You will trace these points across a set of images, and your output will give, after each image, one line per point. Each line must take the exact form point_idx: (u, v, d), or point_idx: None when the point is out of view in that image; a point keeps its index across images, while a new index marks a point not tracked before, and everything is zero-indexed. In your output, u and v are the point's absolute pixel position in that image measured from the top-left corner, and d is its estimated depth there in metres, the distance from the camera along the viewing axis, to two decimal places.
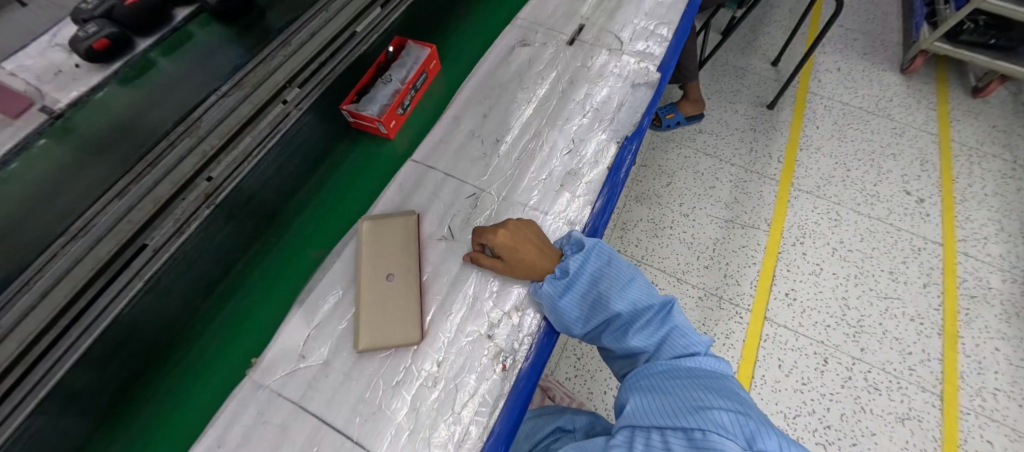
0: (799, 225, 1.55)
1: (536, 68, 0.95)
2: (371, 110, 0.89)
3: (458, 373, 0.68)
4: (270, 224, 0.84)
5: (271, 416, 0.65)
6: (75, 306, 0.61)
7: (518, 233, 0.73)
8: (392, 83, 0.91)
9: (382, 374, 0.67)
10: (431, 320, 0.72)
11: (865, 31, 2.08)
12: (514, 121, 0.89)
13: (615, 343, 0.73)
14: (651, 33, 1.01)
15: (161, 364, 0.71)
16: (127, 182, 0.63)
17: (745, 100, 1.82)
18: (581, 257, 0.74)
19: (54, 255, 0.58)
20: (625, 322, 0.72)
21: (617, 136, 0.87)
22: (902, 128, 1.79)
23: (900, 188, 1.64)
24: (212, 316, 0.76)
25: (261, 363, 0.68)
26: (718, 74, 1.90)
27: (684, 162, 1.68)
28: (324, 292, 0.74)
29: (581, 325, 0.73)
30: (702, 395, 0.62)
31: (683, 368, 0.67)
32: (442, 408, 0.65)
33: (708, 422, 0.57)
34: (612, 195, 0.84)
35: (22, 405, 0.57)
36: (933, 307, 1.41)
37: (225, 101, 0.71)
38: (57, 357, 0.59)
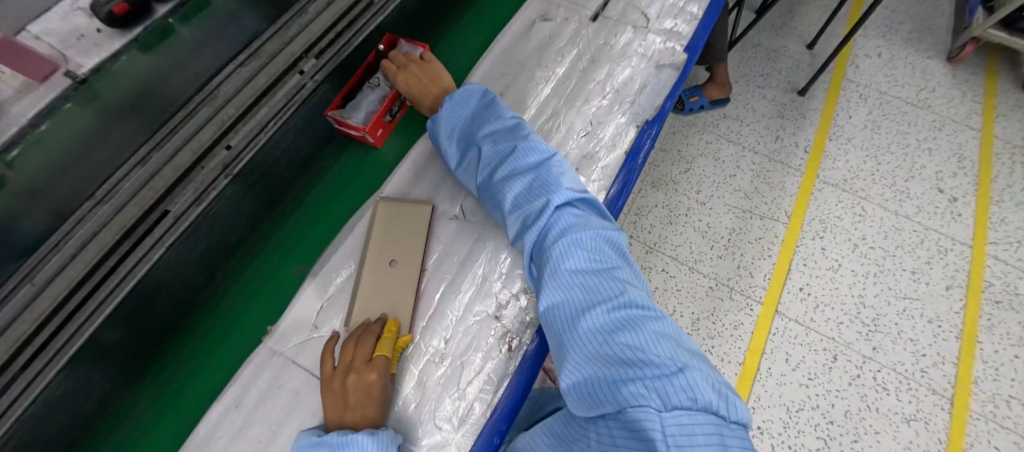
0: (821, 219, 1.51)
1: (557, 45, 0.92)
2: (356, 118, 0.87)
3: (465, 351, 0.69)
4: (286, 199, 0.86)
5: (286, 381, 0.68)
6: (93, 276, 0.59)
7: (417, 77, 0.82)
8: (379, 88, 0.89)
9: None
10: (441, 299, 0.73)
11: (912, 14, 1.95)
12: (531, 101, 0.87)
13: (489, 186, 0.76)
14: (679, 11, 0.96)
15: (181, 333, 0.77)
16: (147, 152, 0.62)
17: (776, 85, 1.75)
18: (457, 106, 0.79)
19: (80, 219, 0.58)
20: (495, 166, 0.76)
21: (637, 120, 0.85)
22: (942, 122, 1.70)
23: (934, 184, 1.58)
24: (229, 286, 0.81)
25: (277, 330, 0.71)
26: (750, 55, 1.82)
27: (705, 148, 1.63)
28: (338, 266, 0.76)
29: (457, 160, 0.79)
30: (619, 346, 0.57)
31: (579, 277, 0.65)
32: (448, 384, 0.67)
33: (632, 391, 0.50)
34: (628, 181, 0.82)
35: (41, 375, 0.57)
36: (955, 310, 1.37)
37: (242, 71, 0.68)
38: (75, 326, 0.59)
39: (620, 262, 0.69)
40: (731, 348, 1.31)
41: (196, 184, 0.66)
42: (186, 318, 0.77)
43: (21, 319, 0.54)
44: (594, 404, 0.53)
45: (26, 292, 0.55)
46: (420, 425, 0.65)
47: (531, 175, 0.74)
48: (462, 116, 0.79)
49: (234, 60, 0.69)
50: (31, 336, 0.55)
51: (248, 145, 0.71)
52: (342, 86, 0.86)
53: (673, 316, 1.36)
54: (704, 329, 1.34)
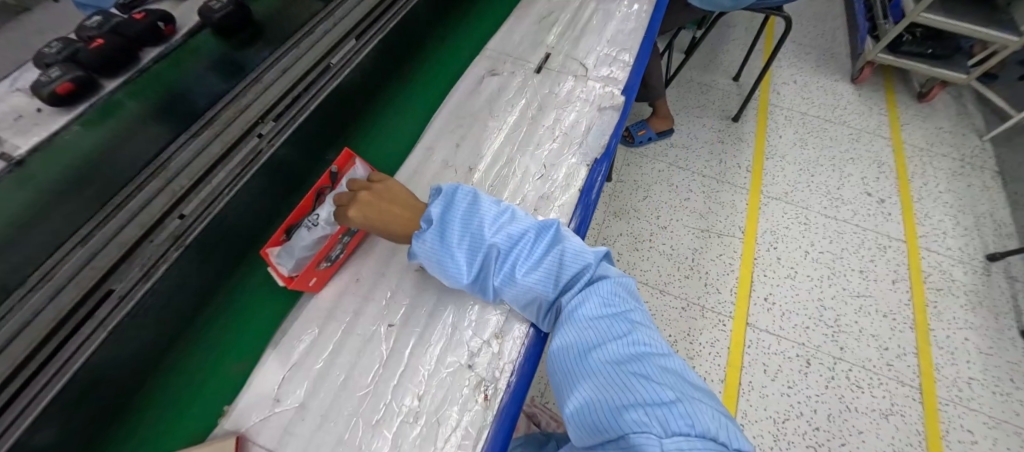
0: (772, 230, 1.61)
1: (505, 97, 0.98)
2: (286, 266, 0.71)
3: (440, 406, 0.68)
4: (246, 261, 0.80)
5: None
6: (26, 370, 0.53)
7: (372, 207, 0.71)
8: (320, 227, 0.72)
9: (360, 412, 0.67)
10: (410, 354, 0.72)
11: (815, 45, 2.22)
12: (486, 150, 0.91)
13: (499, 279, 0.71)
14: (614, 59, 1.06)
15: (122, 422, 0.65)
16: (89, 230, 0.60)
17: (711, 114, 1.90)
18: (444, 202, 0.73)
19: (10, 308, 0.54)
20: (511, 256, 0.71)
21: (586, 160, 0.90)
22: (857, 134, 1.90)
23: (861, 189, 1.73)
24: (183, 360, 0.71)
25: (232, 413, 0.66)
26: (684, 90, 1.99)
27: (659, 176, 1.74)
28: (301, 332, 0.73)
29: (469, 270, 0.70)
30: (620, 377, 0.58)
31: (599, 329, 0.64)
32: (425, 443, 0.65)
33: (632, 418, 0.53)
34: (587, 216, 0.85)
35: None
36: (904, 302, 1.47)
37: (193, 143, 0.69)
38: (4, 427, 0.51)
39: (635, 311, 0.68)
40: (710, 367, 1.34)
41: (146, 258, 0.62)
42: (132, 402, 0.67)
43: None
44: (596, 432, 0.55)
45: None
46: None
47: (550, 258, 0.71)
48: (467, 206, 0.73)
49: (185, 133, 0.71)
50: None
51: (206, 212, 0.68)
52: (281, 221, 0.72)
53: None
54: (681, 350, 1.36)
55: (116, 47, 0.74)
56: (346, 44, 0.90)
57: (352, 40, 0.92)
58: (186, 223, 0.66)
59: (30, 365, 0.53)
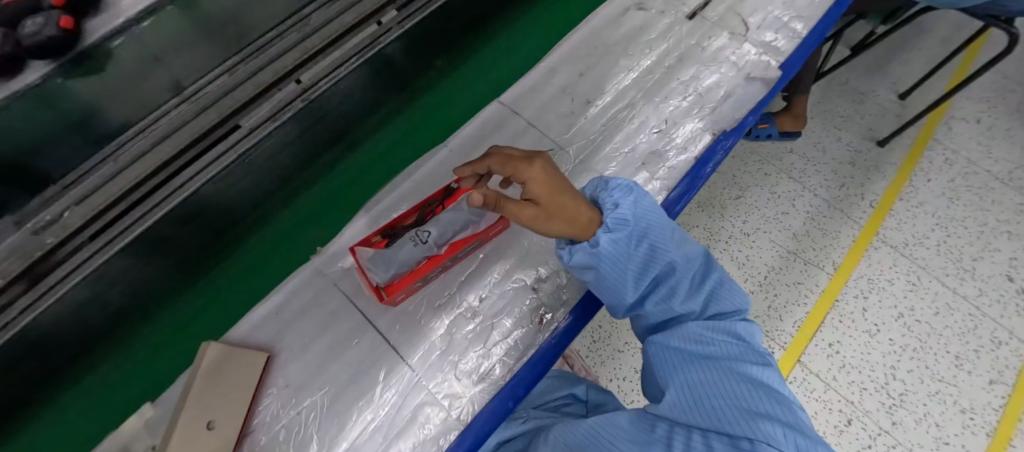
0: (869, 278, 1.41)
1: (647, 36, 0.89)
2: (380, 274, 0.67)
3: (497, 314, 0.74)
4: (345, 140, 0.89)
5: (325, 302, 0.76)
6: (150, 182, 0.53)
7: (553, 172, 0.61)
8: (428, 246, 0.67)
9: (426, 293, 0.76)
10: (481, 259, 0.78)
11: None
12: (609, 86, 0.85)
13: (660, 302, 0.60)
14: (783, 25, 0.87)
15: (227, 239, 0.83)
16: (234, 64, 0.61)
17: (854, 130, 1.59)
18: (626, 204, 0.60)
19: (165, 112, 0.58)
20: (676, 282, 0.59)
21: (714, 128, 0.80)
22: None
23: (1004, 271, 1.41)
24: (279, 209, 0.87)
25: (326, 253, 0.79)
26: (834, 93, 1.65)
27: (763, 180, 1.55)
28: (391, 207, 0.81)
29: (630, 289, 0.60)
30: (753, 390, 0.50)
31: (737, 349, 0.55)
32: (475, 339, 0.73)
33: (763, 428, 0.46)
34: (694, 186, 0.74)
35: (75, 272, 0.50)
36: (992, 405, 1.25)
37: (328, 9, 0.65)
38: (121, 229, 0.52)
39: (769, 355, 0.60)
40: None
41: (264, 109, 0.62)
42: (235, 229, 0.83)
43: (73, 212, 0.49)
44: (706, 420, 0.50)
45: (98, 178, 0.52)
46: (440, 371, 0.71)
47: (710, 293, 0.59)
48: (646, 211, 0.60)
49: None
50: (85, 224, 0.49)
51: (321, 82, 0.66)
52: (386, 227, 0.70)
53: None
54: None
55: None
56: None
57: None
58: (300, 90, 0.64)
59: (160, 176, 0.54)
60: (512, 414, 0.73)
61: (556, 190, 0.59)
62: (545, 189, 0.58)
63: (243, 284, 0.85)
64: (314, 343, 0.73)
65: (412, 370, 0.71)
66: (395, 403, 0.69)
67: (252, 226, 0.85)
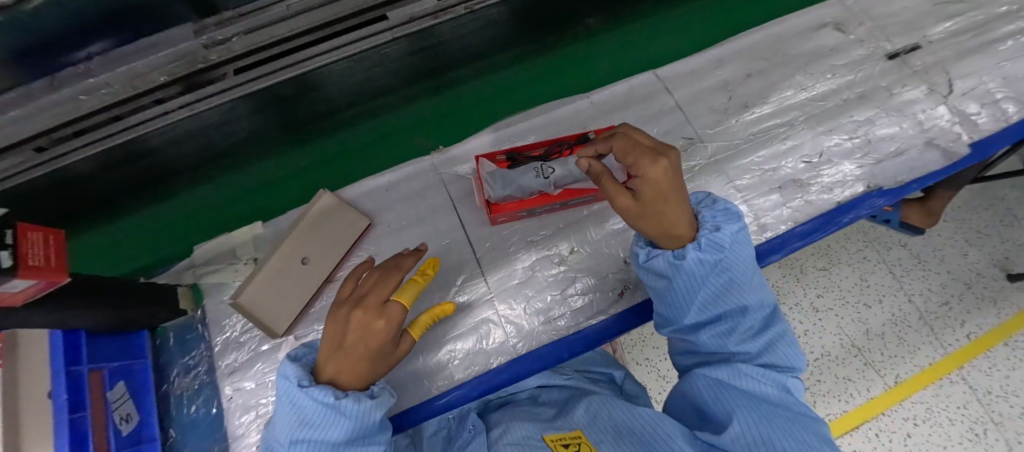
0: (929, 407, 1.14)
1: (832, 61, 0.81)
2: (495, 190, 0.72)
3: (580, 272, 0.77)
4: (475, 62, 0.82)
5: (430, 198, 0.82)
6: (299, 40, 0.57)
7: (676, 179, 0.54)
8: (546, 182, 0.71)
9: (524, 225, 0.79)
10: (586, 215, 0.80)
11: None
12: (774, 96, 0.80)
13: (726, 337, 0.53)
14: (992, 101, 0.77)
15: (330, 120, 0.81)
16: None
17: (986, 250, 1.28)
18: (729, 227, 0.55)
19: None
20: (736, 322, 0.54)
21: (868, 180, 0.74)
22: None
23: None
24: (387, 108, 0.83)
25: (447, 155, 0.84)
26: (979, 206, 1.32)
27: (858, 262, 1.29)
28: (518, 135, 0.83)
29: (691, 312, 0.55)
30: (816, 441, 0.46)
31: (791, 401, 0.51)
32: (553, 284, 0.77)
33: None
34: (822, 229, 0.72)
35: (222, 91, 0.60)
36: None
37: None
38: (269, 72, 0.60)
39: None
40: None
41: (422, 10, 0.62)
42: (341, 113, 0.81)
43: (239, 40, 0.54)
44: None
45: (263, 19, 0.53)
46: (512, 297, 0.76)
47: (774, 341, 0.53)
48: (737, 239, 0.55)
49: None
50: (242, 55, 0.55)
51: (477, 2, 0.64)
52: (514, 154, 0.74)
53: None
54: None
55: None
56: None
57: None
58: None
59: (310, 36, 0.57)
60: (559, 368, 0.73)
61: (660, 198, 0.54)
62: (651, 194, 0.53)
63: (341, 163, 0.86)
64: (410, 227, 0.80)
65: (488, 285, 0.77)
66: (463, 308, 0.76)
67: (358, 115, 0.82)
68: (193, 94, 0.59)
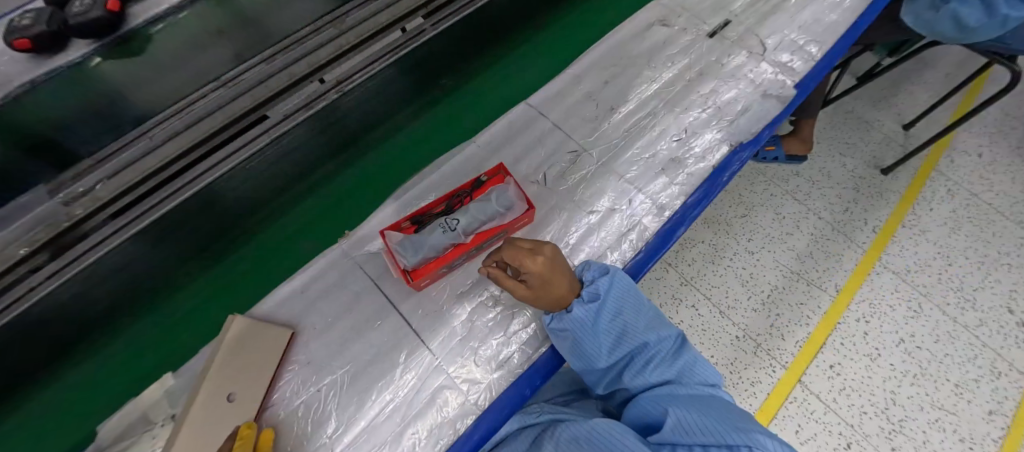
0: (871, 302, 1.26)
1: (667, 51, 0.91)
2: (409, 257, 0.62)
3: (518, 302, 0.67)
4: (358, 141, 0.91)
5: (349, 283, 0.68)
6: (174, 166, 0.58)
7: (556, 263, 0.60)
8: (456, 234, 0.63)
9: (450, 279, 0.68)
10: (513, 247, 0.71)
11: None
12: (633, 95, 0.87)
13: (640, 370, 0.59)
14: (799, 48, 0.91)
15: (239, 231, 0.84)
16: (274, 52, 0.64)
17: (860, 157, 1.48)
18: (607, 280, 0.62)
19: (198, 98, 0.61)
20: (643, 356, 0.60)
21: (731, 140, 0.82)
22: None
23: (1004, 302, 1.28)
24: (291, 203, 0.87)
25: (354, 235, 0.71)
26: (839, 121, 1.54)
27: (768, 200, 1.41)
28: (420, 197, 0.76)
29: (605, 357, 0.60)
30: (740, 420, 0.52)
31: (715, 400, 0.56)
32: (496, 327, 0.66)
33: (755, 437, 0.48)
34: (710, 194, 0.78)
35: (98, 246, 0.55)
36: (991, 436, 1.11)
37: (371, 5, 0.68)
38: (146, 207, 0.57)
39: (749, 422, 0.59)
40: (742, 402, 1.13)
41: (294, 103, 0.66)
42: (249, 219, 0.85)
43: (103, 184, 0.54)
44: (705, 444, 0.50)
45: (129, 155, 0.55)
46: (460, 356, 0.64)
47: (682, 358, 0.60)
48: (620, 285, 0.63)
49: None
50: (115, 198, 0.54)
51: (346, 80, 0.70)
52: (417, 217, 0.67)
53: None
54: None
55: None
56: None
57: None
58: (329, 86, 0.69)
59: (185, 160, 0.58)
60: (527, 407, 0.70)
61: (547, 281, 0.59)
62: (538, 283, 0.59)
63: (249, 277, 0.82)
64: (337, 324, 0.65)
65: (432, 354, 0.64)
66: (414, 385, 0.62)
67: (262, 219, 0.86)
68: (60, 259, 0.53)
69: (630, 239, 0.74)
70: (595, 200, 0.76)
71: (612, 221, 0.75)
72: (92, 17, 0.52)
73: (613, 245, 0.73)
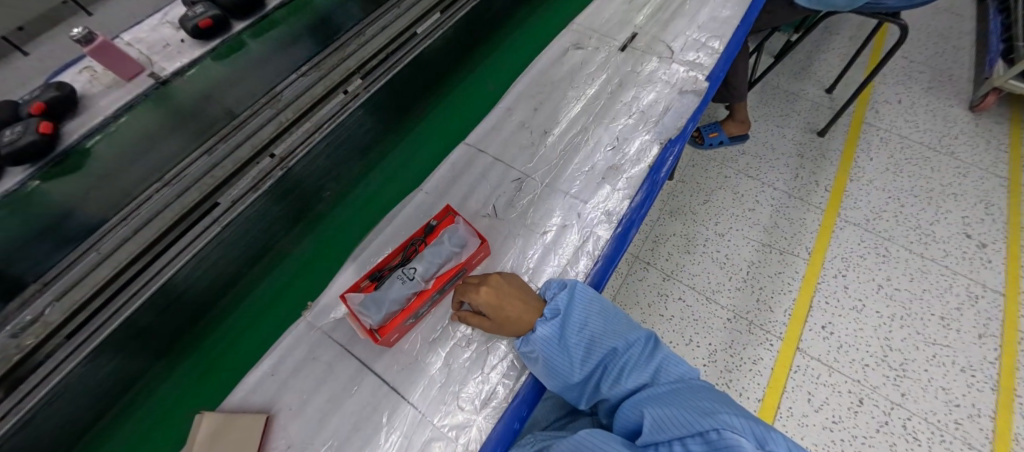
0: (843, 256, 1.30)
1: (587, 70, 0.97)
2: (373, 317, 0.62)
3: (491, 336, 0.68)
4: (313, 209, 0.83)
5: (320, 354, 0.67)
6: (127, 272, 0.58)
7: (504, 289, 0.64)
8: (415, 282, 0.64)
9: (421, 329, 0.68)
10: None
11: (952, 37, 1.77)
12: (563, 116, 0.91)
13: (615, 380, 0.61)
14: (703, 45, 0.98)
15: (192, 335, 0.71)
16: (214, 143, 0.64)
17: (794, 125, 1.56)
18: (566, 295, 0.66)
19: (148, 197, 0.60)
20: (616, 362, 0.62)
21: (661, 138, 0.87)
22: (980, 143, 1.52)
23: (959, 229, 1.35)
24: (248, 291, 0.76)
25: (317, 306, 0.70)
26: (767, 97, 1.64)
27: (725, 182, 1.46)
28: (377, 253, 0.76)
29: (579, 370, 0.62)
30: (713, 404, 0.52)
31: (690, 389, 0.56)
32: (474, 366, 0.66)
33: (724, 419, 0.49)
34: (652, 192, 0.82)
35: (50, 375, 0.53)
36: (987, 359, 1.14)
37: (303, 80, 0.71)
38: (101, 320, 0.57)
39: None
40: (749, 383, 1.12)
41: (241, 188, 0.67)
42: (202, 323, 0.72)
43: (53, 308, 0.53)
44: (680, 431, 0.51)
45: (81, 268, 0.55)
46: (444, 404, 0.63)
47: (652, 356, 0.62)
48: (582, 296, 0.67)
49: (297, 70, 0.72)
50: (66, 319, 0.54)
51: (292, 155, 0.72)
52: (375, 275, 0.67)
53: (688, 346, 1.18)
54: (721, 362, 1.15)
55: (61, 103, 0.57)
56: (432, 16, 0.88)
57: (437, 13, 0.89)
58: (277, 162, 0.70)
59: (139, 262, 0.58)
60: (520, 442, 0.68)
61: (501, 307, 0.63)
62: (492, 311, 0.62)
63: (204, 386, 0.69)
64: (313, 399, 0.63)
65: (415, 408, 0.62)
66: (401, 443, 0.60)
67: (214, 316, 0.73)
68: (11, 397, 0.51)
69: (587, 251, 0.75)
70: (547, 220, 0.79)
71: (567, 237, 0.77)
72: (23, 142, 0.53)
73: (572, 260, 0.75)
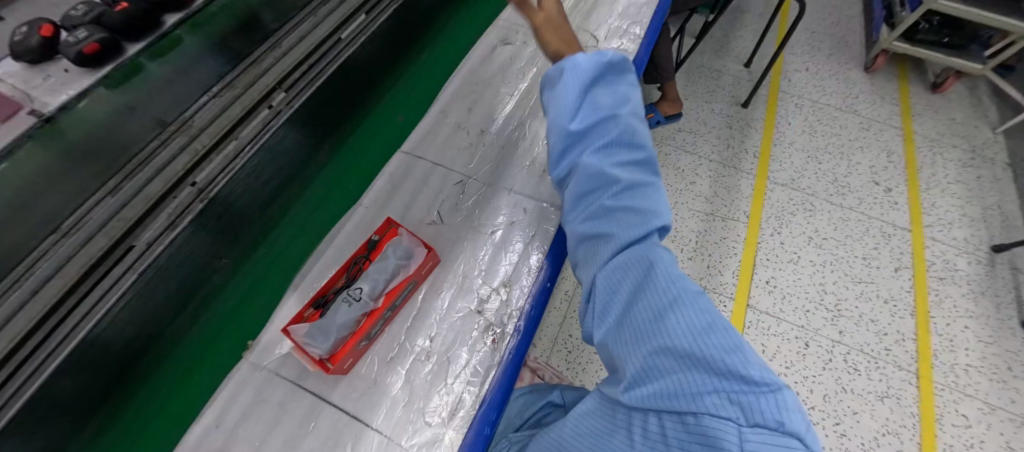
0: (776, 215, 1.40)
1: (517, 65, 0.98)
2: (321, 346, 0.60)
3: (449, 347, 0.67)
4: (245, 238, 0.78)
5: (269, 395, 0.63)
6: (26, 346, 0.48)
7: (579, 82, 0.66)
8: (363, 302, 0.62)
9: (376, 350, 0.66)
10: (423, 299, 0.70)
11: (844, 8, 1.95)
12: (499, 114, 0.91)
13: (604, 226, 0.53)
14: (625, 31, 1.02)
15: None
16: (117, 181, 0.56)
17: (719, 99, 1.66)
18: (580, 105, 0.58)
19: (43, 253, 0.50)
20: (604, 216, 0.53)
21: None
22: (876, 99, 1.68)
23: (869, 178, 1.49)
24: None
25: (258, 345, 0.67)
26: (693, 76, 1.73)
27: (664, 159, 1.52)
28: (320, 277, 0.73)
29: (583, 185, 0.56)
30: (691, 349, 0.42)
31: (666, 309, 0.44)
32: (436, 379, 0.64)
33: (702, 397, 0.39)
34: None
35: None
36: (904, 289, 1.27)
37: (217, 101, 0.65)
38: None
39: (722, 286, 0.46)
40: None
41: (155, 228, 0.60)
42: None
43: None
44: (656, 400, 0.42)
45: None
46: (410, 423, 0.61)
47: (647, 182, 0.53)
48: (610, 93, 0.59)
49: (209, 90, 0.65)
50: None
51: (215, 182, 0.66)
52: (317, 300, 0.65)
53: None
54: None
55: None
56: (358, 18, 0.86)
57: (359, 17, 0.85)
58: (197, 193, 0.64)
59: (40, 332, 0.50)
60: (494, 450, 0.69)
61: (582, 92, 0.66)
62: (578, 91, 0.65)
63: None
64: (267, 443, 0.59)
65: (381, 432, 0.60)
66: None
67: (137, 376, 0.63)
68: None
69: (537, 245, 0.75)
70: (493, 219, 0.79)
71: (515, 234, 0.77)
72: None
73: (523, 256, 0.75)
